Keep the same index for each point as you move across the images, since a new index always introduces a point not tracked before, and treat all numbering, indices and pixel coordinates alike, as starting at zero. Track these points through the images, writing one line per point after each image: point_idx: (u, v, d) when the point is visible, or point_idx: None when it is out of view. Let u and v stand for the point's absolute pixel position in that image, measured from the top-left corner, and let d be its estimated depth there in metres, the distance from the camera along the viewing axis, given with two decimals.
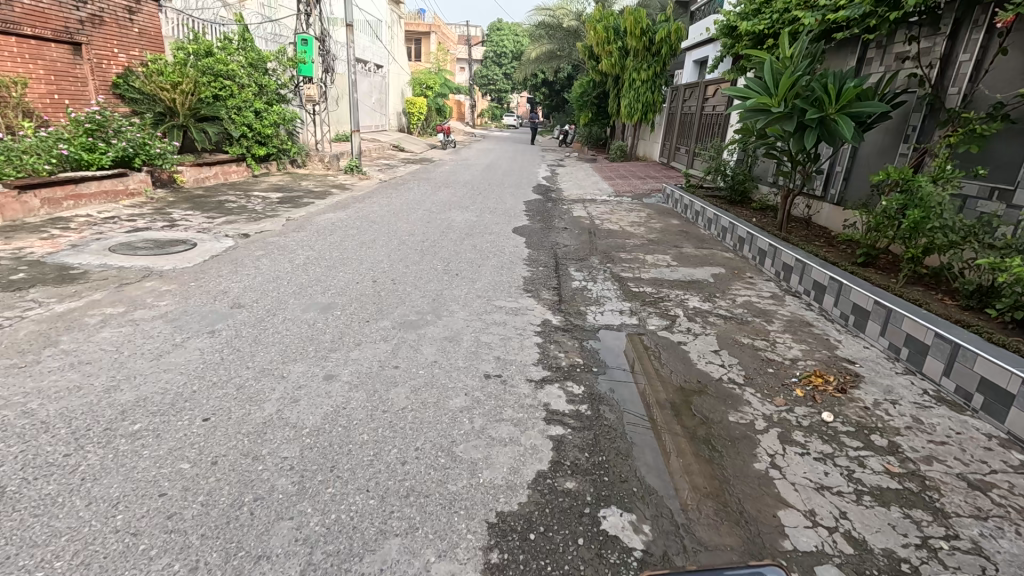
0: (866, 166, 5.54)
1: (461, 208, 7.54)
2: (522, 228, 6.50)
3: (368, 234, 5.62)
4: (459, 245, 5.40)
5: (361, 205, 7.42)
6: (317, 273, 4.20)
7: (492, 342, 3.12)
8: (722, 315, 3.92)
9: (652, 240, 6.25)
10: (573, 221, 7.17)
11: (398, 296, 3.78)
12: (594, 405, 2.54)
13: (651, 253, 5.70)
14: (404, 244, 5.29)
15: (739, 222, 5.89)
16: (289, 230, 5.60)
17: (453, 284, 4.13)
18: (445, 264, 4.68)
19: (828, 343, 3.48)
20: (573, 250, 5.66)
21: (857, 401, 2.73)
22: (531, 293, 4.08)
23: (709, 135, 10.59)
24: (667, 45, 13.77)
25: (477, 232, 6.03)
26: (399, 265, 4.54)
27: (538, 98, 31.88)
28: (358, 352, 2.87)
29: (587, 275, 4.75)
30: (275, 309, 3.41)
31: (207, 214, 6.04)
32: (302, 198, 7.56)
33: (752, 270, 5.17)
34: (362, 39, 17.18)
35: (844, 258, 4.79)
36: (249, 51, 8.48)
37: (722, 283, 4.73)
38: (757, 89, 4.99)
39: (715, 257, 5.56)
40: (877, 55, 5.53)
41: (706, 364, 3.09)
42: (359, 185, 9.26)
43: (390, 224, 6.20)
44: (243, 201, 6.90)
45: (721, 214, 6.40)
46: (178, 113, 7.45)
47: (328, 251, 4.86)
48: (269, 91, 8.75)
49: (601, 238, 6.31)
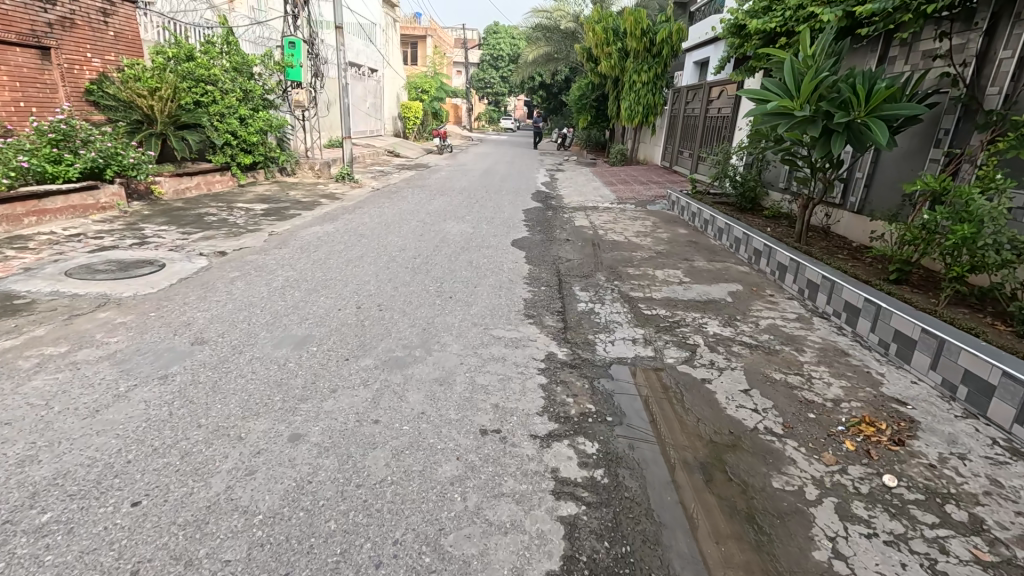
0: (890, 172, 5.16)
1: (457, 218, 7.13)
2: (521, 240, 6.09)
3: (356, 250, 5.20)
4: (454, 262, 4.99)
5: (350, 216, 7.03)
6: (295, 298, 3.80)
7: (490, 385, 2.71)
8: (747, 343, 3.51)
9: (660, 253, 5.85)
10: (575, 232, 6.77)
11: (384, 325, 3.38)
12: (611, 470, 2.13)
13: (661, 267, 5.29)
14: (395, 261, 4.88)
15: (753, 232, 5.50)
16: (270, 247, 5.19)
17: (446, 310, 3.72)
18: (437, 285, 4.27)
19: (870, 377, 3.08)
20: (576, 265, 5.25)
21: (919, 456, 2.33)
22: (533, 319, 3.67)
23: (714, 139, 10.20)
24: (668, 46, 13.40)
25: (473, 246, 5.63)
26: (388, 287, 4.14)
27: (535, 101, 31.50)
28: (332, 402, 2.45)
29: (594, 295, 4.34)
30: (243, 344, 3.00)
31: (183, 229, 5.63)
32: (288, 210, 7.16)
33: (772, 286, 4.77)
34: (355, 42, 16.81)
35: (874, 275, 4.39)
36: (232, 54, 8.11)
37: (741, 303, 4.32)
38: (776, 91, 4.57)
39: (730, 272, 5.16)
40: (902, 53, 5.14)
41: (736, 408, 2.67)
42: (350, 194, 8.87)
43: (381, 238, 5.80)
44: (224, 214, 6.50)
45: (733, 223, 6.01)
46: (157, 120, 7.05)
47: (310, 271, 4.46)
48: (254, 97, 8.34)
49: (606, 251, 5.90)
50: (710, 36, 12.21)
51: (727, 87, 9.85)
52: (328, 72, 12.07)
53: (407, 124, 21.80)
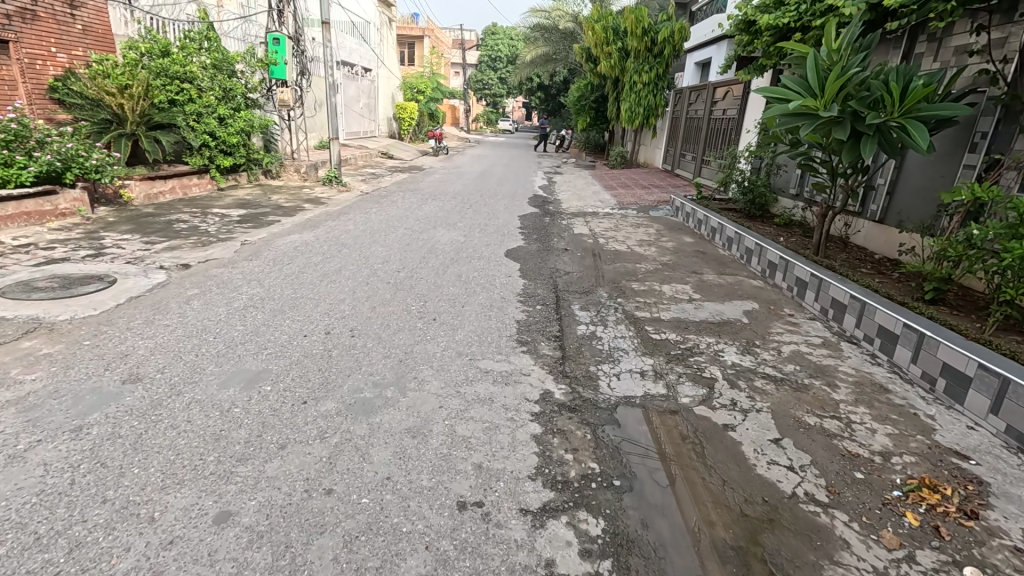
0: (917, 179, 4.72)
1: (448, 225, 6.69)
2: (516, 251, 5.65)
3: (335, 263, 4.75)
4: (441, 276, 4.54)
5: (333, 222, 6.58)
6: (255, 321, 3.34)
7: (473, 437, 2.26)
8: (771, 376, 3.07)
9: (665, 265, 5.41)
10: (575, 240, 6.33)
11: (354, 357, 2.92)
12: (621, 563, 1.68)
13: (667, 282, 4.85)
14: (375, 276, 4.43)
15: (766, 243, 5.09)
16: (239, 259, 4.74)
17: (428, 336, 3.27)
18: (420, 304, 3.82)
19: (919, 422, 2.63)
20: (576, 279, 4.81)
21: (999, 535, 1.88)
22: (526, 347, 3.22)
23: (720, 142, 9.74)
24: (670, 45, 12.97)
25: (463, 257, 5.18)
26: (365, 308, 3.69)
27: (533, 102, 31.07)
28: (277, 464, 2.00)
29: (596, 316, 3.90)
30: (183, 383, 2.55)
31: (148, 238, 5.18)
32: (267, 216, 6.70)
33: (791, 305, 4.33)
34: (347, 41, 16.36)
35: (907, 293, 3.95)
36: (212, 50, 7.65)
37: (759, 325, 3.88)
38: (797, 90, 4.12)
39: (742, 287, 4.73)
40: (931, 49, 4.71)
41: (768, 466, 2.22)
42: (337, 198, 8.43)
43: (364, 248, 5.35)
44: (196, 221, 6.05)
45: (744, 233, 5.58)
46: (128, 119, 6.61)
47: (279, 288, 4.00)
48: (236, 95, 7.88)
49: (608, 262, 5.45)
50: (715, 36, 11.77)
51: (732, 88, 9.41)
52: (317, 71, 11.62)
53: (402, 125, 21.37)
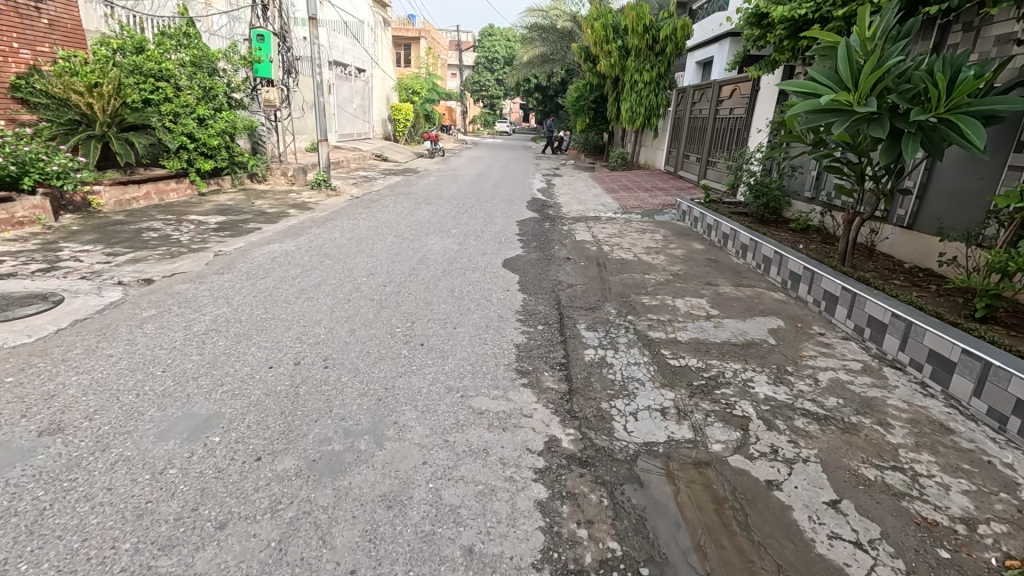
0: (952, 180, 4.33)
1: (441, 232, 6.25)
2: (514, 260, 5.22)
3: (315, 277, 4.31)
4: (432, 291, 4.10)
5: (318, 229, 6.14)
6: (214, 350, 2.90)
7: (463, 508, 1.83)
8: (812, 413, 2.64)
9: (676, 276, 4.98)
10: (577, 248, 5.91)
11: (324, 396, 2.48)
12: None
13: (681, 295, 4.42)
14: (359, 292, 3.99)
15: (787, 252, 4.68)
16: (209, 272, 4.30)
17: (413, 366, 2.84)
18: (407, 325, 3.39)
19: (998, 473, 2.20)
20: (580, 292, 4.38)
21: None
22: (527, 379, 2.78)
23: (726, 142, 9.33)
24: (672, 43, 12.47)
25: (457, 269, 4.75)
26: (343, 331, 3.25)
27: (531, 103, 30.66)
28: (211, 554, 1.57)
29: (605, 337, 3.46)
30: (112, 435, 2.11)
31: (112, 248, 4.74)
32: (247, 223, 6.25)
33: (820, 322, 3.90)
34: (339, 40, 15.95)
35: (952, 310, 3.54)
36: (191, 47, 7.23)
37: (788, 347, 3.45)
38: (826, 83, 3.68)
39: (763, 302, 4.31)
40: (967, 40, 4.29)
41: (830, 541, 1.79)
42: (326, 202, 7.99)
43: (348, 259, 4.91)
44: (169, 229, 5.60)
45: (761, 240, 5.17)
46: (97, 120, 6.19)
47: (248, 307, 3.56)
48: (217, 95, 7.45)
49: (614, 273, 5.02)
50: (720, 33, 11.53)
51: (739, 86, 8.99)
52: (303, 70, 11.16)
53: (397, 127, 20.93)
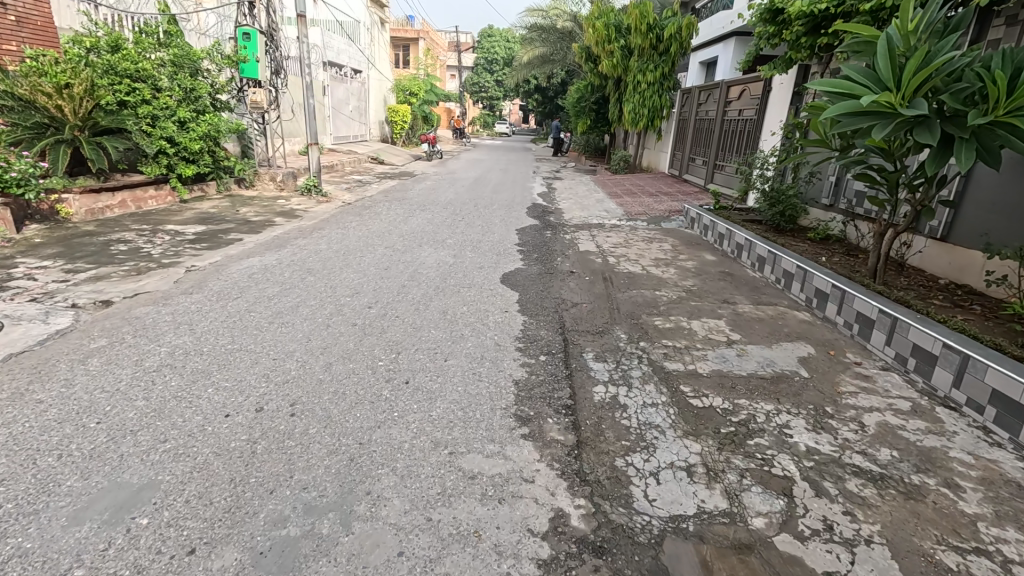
0: (997, 190, 3.95)
1: (435, 243, 5.85)
2: (513, 275, 4.81)
3: (293, 296, 3.91)
4: (422, 313, 3.70)
5: (303, 240, 5.73)
6: (163, 393, 2.48)
7: None
8: (865, 470, 2.23)
9: (690, 292, 4.58)
10: (581, 260, 5.51)
11: (285, 456, 2.07)
12: None
13: (696, 316, 4.02)
14: (340, 315, 3.59)
15: (811, 267, 4.29)
16: (176, 292, 3.90)
17: (394, 412, 2.43)
18: (391, 358, 2.98)
19: None
20: (586, 313, 3.97)
21: None
22: (527, 429, 2.38)
23: (736, 145, 8.93)
24: (677, 42, 11.96)
25: (450, 286, 4.35)
26: (318, 366, 2.85)
27: (531, 105, 30.30)
28: None
29: (616, 370, 3.05)
30: (14, 517, 1.70)
31: (74, 264, 4.34)
32: (228, 232, 5.85)
33: (854, 349, 3.50)
34: (333, 41, 15.57)
35: (1007, 336, 3.14)
36: (171, 46, 6.84)
37: (823, 381, 3.04)
38: (862, 82, 3.29)
39: (788, 325, 3.91)
40: (1011, 35, 3.87)
41: None
42: (315, 209, 7.60)
43: (333, 275, 4.51)
44: (140, 240, 5.19)
45: (781, 253, 4.78)
46: (67, 123, 5.83)
47: (212, 335, 3.15)
48: (200, 96, 7.06)
49: (621, 289, 4.62)
50: (727, 31, 11.27)
51: (749, 86, 8.57)
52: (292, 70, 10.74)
53: (395, 128, 20.56)
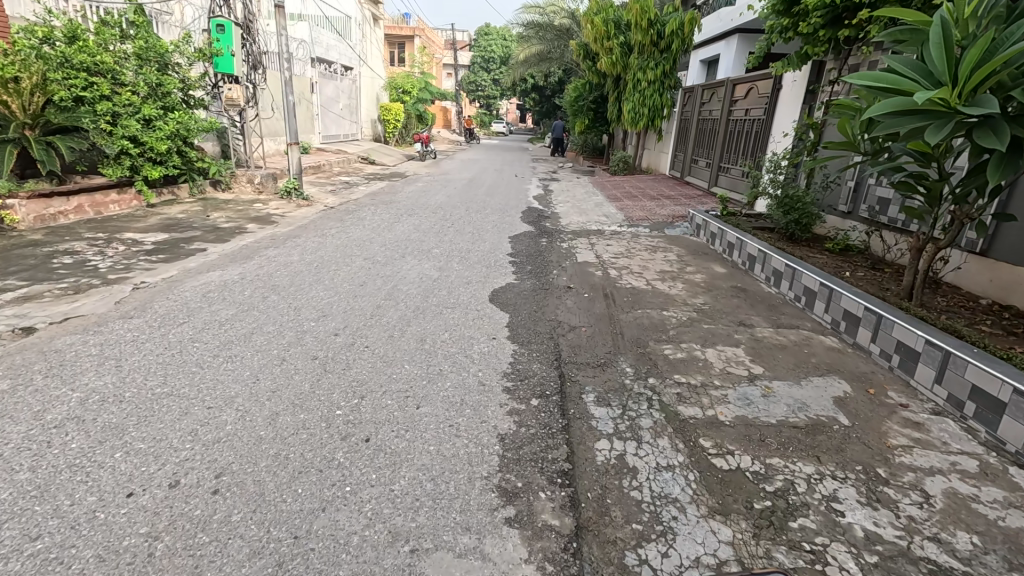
0: None
1: (420, 253, 5.35)
2: (503, 292, 4.32)
3: (250, 321, 3.42)
4: (396, 343, 3.20)
5: (274, 250, 5.22)
6: (52, 462, 1.97)
7: None
8: (945, 570, 1.74)
9: (701, 313, 4.09)
10: (579, 273, 5.02)
11: (191, 562, 1.57)
12: None
13: (710, 344, 3.53)
14: (300, 345, 3.09)
15: (837, 285, 3.81)
16: (114, 315, 3.39)
17: (343, 488, 1.93)
18: (350, 406, 2.48)
19: None
20: (585, 340, 3.48)
21: None
22: (513, 511, 1.88)
23: (742, 147, 8.46)
24: (678, 39, 11.43)
25: (432, 306, 3.86)
26: (260, 418, 2.35)
27: (528, 104, 29.82)
28: None
29: (621, 419, 2.56)
30: None
31: (4, 281, 3.84)
32: (191, 241, 5.34)
33: (896, 386, 3.02)
34: (322, 36, 15.03)
35: None
36: (136, 38, 6.33)
37: (868, 431, 2.56)
38: (907, 75, 2.82)
39: (815, 354, 3.43)
40: None
41: None
42: (294, 214, 7.10)
43: (301, 292, 4.02)
44: (89, 251, 4.67)
45: (801, 267, 4.30)
46: (15, 121, 5.38)
47: (137, 376, 2.64)
48: (169, 92, 6.56)
49: (624, 309, 4.13)
50: (732, 28, 10.81)
51: (757, 84, 8.08)
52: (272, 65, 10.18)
53: (387, 127, 20.06)
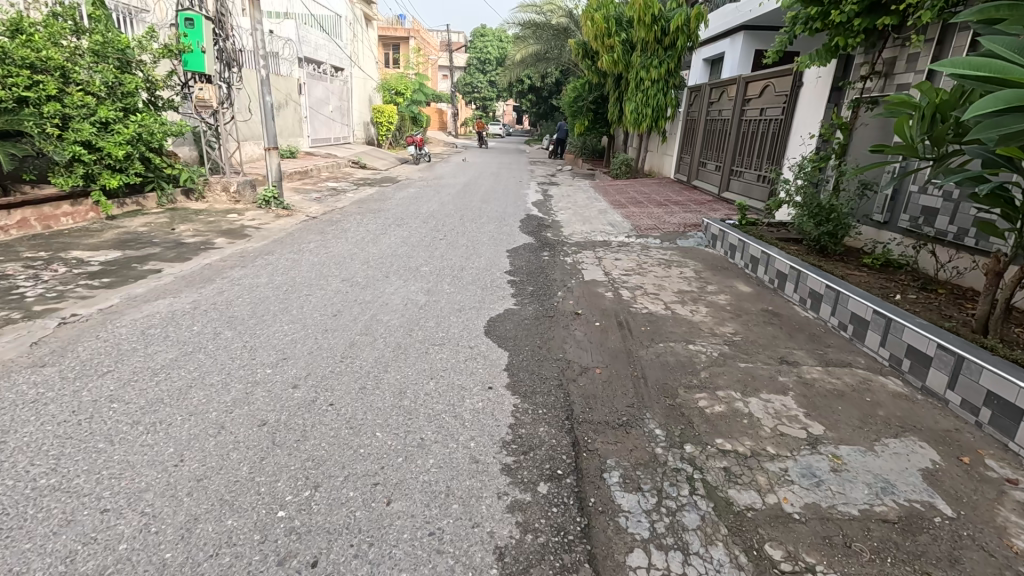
0: None
1: (406, 272, 4.72)
2: (501, 322, 3.70)
3: (191, 369, 2.80)
4: (367, 399, 2.56)
5: (240, 270, 4.59)
6: None
7: None
8: None
9: (734, 347, 3.48)
10: (587, 295, 4.41)
11: None
12: None
13: (752, 391, 2.92)
14: (247, 404, 2.47)
15: (897, 315, 3.23)
16: (19, 362, 2.76)
17: None
18: (295, 504, 1.85)
19: None
20: (601, 388, 2.86)
21: None
22: None
23: (756, 149, 7.89)
24: (684, 35, 10.87)
25: (416, 343, 3.24)
26: (171, 528, 1.72)
27: (526, 105, 29.17)
28: None
29: (657, 514, 1.94)
30: None
31: None
32: (146, 260, 4.71)
33: (996, 453, 2.41)
34: (308, 35, 14.37)
35: None
36: (92, 32, 5.70)
37: (982, 528, 1.94)
38: (1013, 59, 2.24)
39: (880, 404, 2.82)
40: None
41: None
42: (271, 225, 6.46)
43: (261, 326, 3.39)
44: (18, 275, 4.03)
45: (847, 291, 3.71)
46: None
47: (15, 460, 2.00)
48: (129, 93, 5.94)
49: (643, 342, 3.51)
50: (738, 23, 10.28)
51: (774, 81, 7.50)
52: (248, 63, 9.51)
53: (380, 130, 19.38)
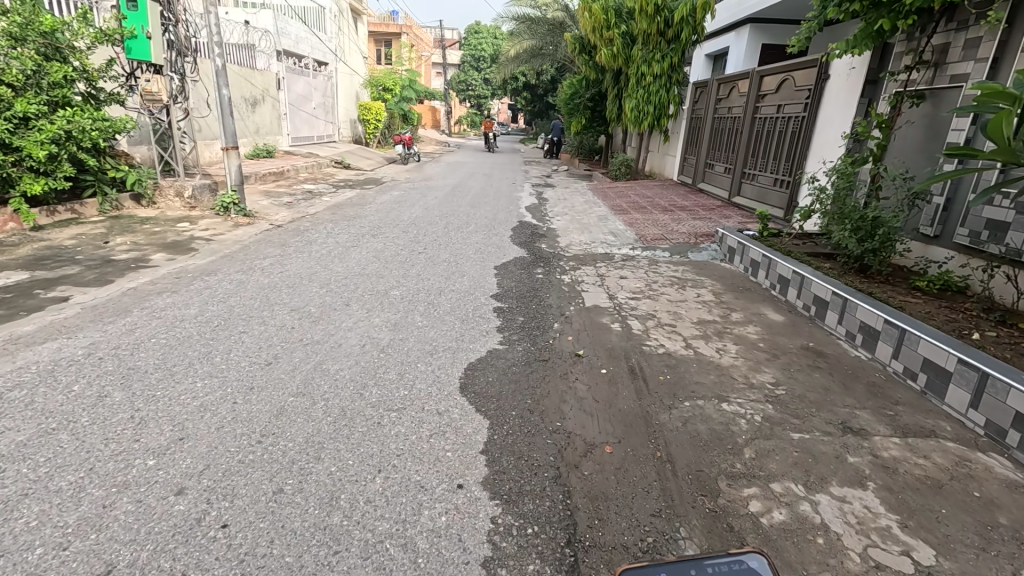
0: None
1: (370, 298, 3.92)
2: (480, 371, 2.91)
3: (38, 461, 1.99)
4: (279, 518, 1.77)
5: (166, 296, 3.78)
6: None
7: None
8: None
9: (780, 407, 2.70)
10: (590, 329, 3.62)
11: None
12: None
13: (817, 482, 2.14)
14: (94, 532, 1.67)
15: (997, 368, 2.46)
16: None
17: None
18: None
19: None
20: (614, 483, 2.07)
21: None
22: None
23: (772, 150, 7.12)
24: (688, 26, 9.76)
25: (366, 409, 2.44)
26: None
27: (521, 104, 28.44)
28: None
29: None
30: None
31: None
32: (55, 284, 3.89)
33: None
34: (287, 26, 13.51)
35: None
36: (10, 12, 4.86)
37: None
38: None
39: (996, 505, 2.05)
40: None
41: None
42: (226, 236, 5.64)
43: (163, 383, 2.58)
44: None
45: (916, 330, 2.93)
46: None
47: None
48: (56, 82, 5.11)
49: (664, 400, 2.73)
50: (744, 14, 9.49)
51: (794, 75, 6.71)
52: (206, 53, 8.60)
53: (368, 128, 18.53)
